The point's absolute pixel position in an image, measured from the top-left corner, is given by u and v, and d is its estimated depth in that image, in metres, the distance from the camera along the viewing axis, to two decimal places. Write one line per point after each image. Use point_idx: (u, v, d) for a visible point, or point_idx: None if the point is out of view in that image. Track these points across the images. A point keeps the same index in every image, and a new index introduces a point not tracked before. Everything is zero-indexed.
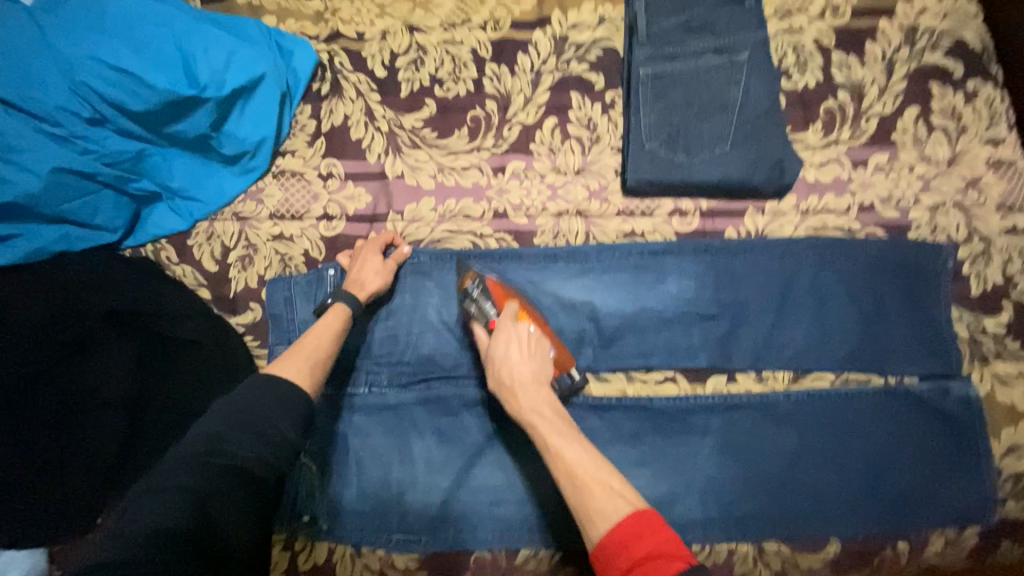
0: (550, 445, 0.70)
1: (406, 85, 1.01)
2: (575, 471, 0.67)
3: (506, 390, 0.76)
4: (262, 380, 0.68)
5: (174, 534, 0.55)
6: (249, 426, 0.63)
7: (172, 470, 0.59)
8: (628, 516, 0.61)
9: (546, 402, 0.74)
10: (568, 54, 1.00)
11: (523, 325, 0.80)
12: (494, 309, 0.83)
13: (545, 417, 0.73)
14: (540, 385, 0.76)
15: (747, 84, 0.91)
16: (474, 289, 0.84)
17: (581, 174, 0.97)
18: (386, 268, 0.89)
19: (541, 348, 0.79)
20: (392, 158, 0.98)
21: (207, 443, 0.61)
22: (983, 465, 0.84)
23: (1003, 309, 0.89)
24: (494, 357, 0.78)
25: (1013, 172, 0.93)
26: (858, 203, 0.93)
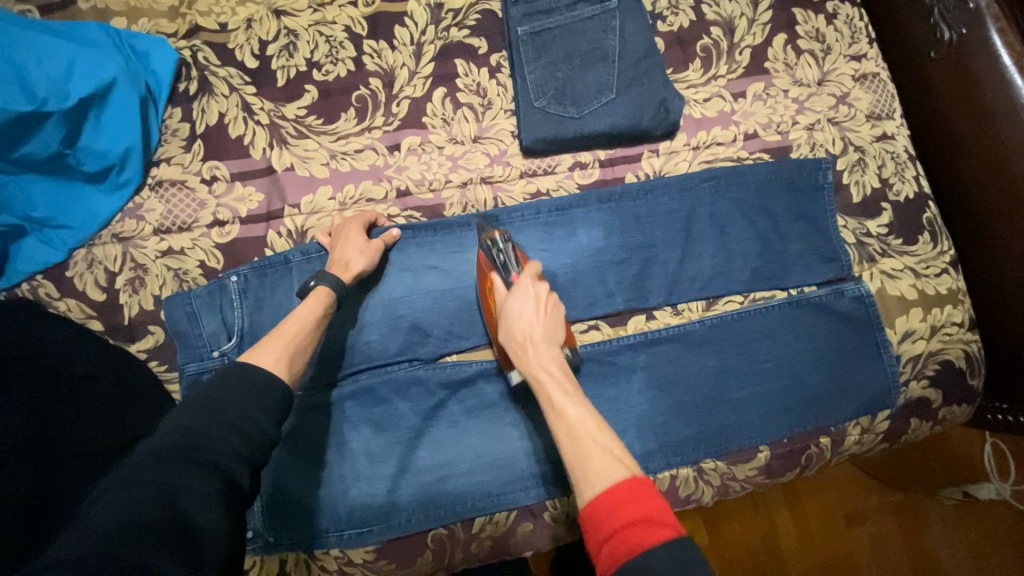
0: (554, 400, 0.67)
1: (282, 74, 0.96)
2: (576, 434, 0.63)
3: (514, 341, 0.72)
4: (235, 368, 0.66)
5: (147, 525, 0.49)
6: (223, 413, 0.60)
7: (141, 464, 0.55)
8: (624, 479, 0.58)
9: (554, 361, 0.71)
10: (446, 21, 0.97)
11: (543, 283, 0.76)
12: (516, 267, 0.80)
13: (551, 377, 0.69)
14: (549, 344, 0.72)
15: (621, 29, 0.92)
16: (501, 242, 0.81)
17: (479, 142, 0.96)
18: (370, 246, 0.85)
19: (555, 312, 0.75)
20: (279, 151, 0.93)
21: (179, 433, 0.58)
22: (886, 353, 0.91)
23: (883, 211, 0.95)
24: (507, 308, 0.74)
25: (877, 83, 1.00)
26: (742, 131, 0.97)
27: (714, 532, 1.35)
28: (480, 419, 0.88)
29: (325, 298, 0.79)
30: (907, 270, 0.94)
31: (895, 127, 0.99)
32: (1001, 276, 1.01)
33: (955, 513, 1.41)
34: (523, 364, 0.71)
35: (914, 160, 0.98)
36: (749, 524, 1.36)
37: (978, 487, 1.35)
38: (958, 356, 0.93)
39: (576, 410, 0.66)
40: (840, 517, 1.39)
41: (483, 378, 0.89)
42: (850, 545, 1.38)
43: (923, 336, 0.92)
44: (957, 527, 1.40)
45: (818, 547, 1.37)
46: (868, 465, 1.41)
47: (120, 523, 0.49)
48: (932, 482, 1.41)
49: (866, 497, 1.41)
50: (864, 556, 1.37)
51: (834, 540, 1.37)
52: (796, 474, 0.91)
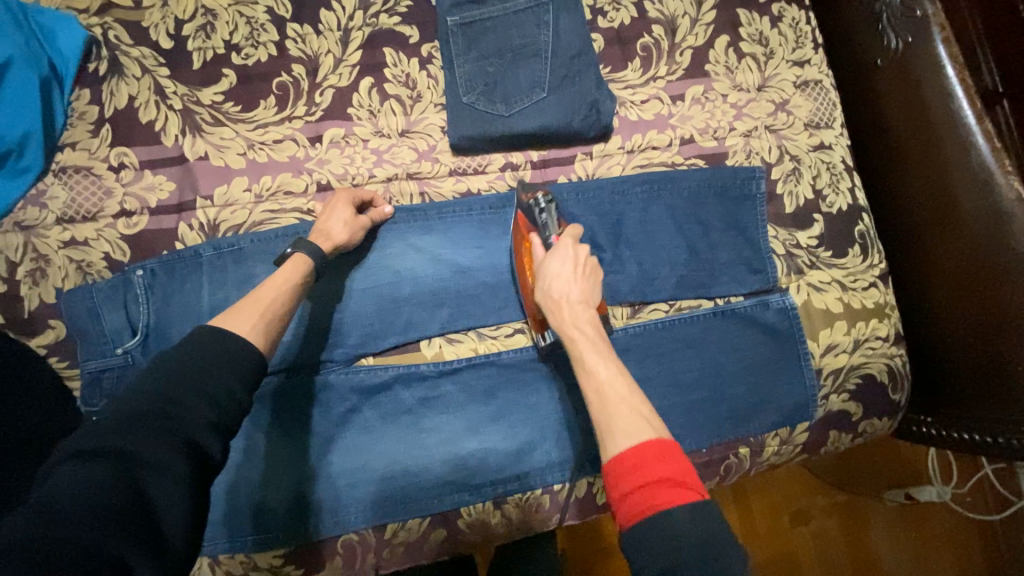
0: (585, 359, 0.67)
1: (198, 56, 0.90)
2: (605, 392, 0.63)
3: (550, 299, 0.73)
4: (209, 335, 0.60)
5: (110, 507, 0.46)
6: (194, 379, 0.56)
7: (110, 432, 0.51)
8: (648, 441, 0.58)
9: (589, 322, 0.71)
10: (375, 6, 0.92)
11: (584, 247, 0.76)
12: (556, 228, 0.82)
13: (583, 334, 0.69)
14: (586, 306, 0.72)
15: (555, 24, 0.88)
16: (543, 202, 0.83)
17: (406, 136, 0.91)
18: (357, 220, 0.82)
19: (591, 276, 0.75)
20: (192, 138, 0.88)
21: (149, 401, 0.54)
22: (807, 366, 0.90)
23: (816, 223, 0.94)
24: (544, 265, 0.75)
25: (819, 90, 0.98)
26: (679, 137, 0.94)
27: None
28: (396, 426, 0.85)
29: (304, 264, 0.74)
30: (834, 282, 0.93)
31: (834, 137, 0.97)
32: (939, 287, 1.00)
33: (897, 514, 1.44)
34: (558, 320, 0.72)
35: (850, 171, 0.96)
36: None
37: (920, 489, 1.38)
38: (880, 369, 0.94)
39: (603, 367, 0.66)
40: (786, 514, 1.41)
41: (402, 383, 0.86)
42: (794, 542, 1.40)
43: (845, 350, 0.92)
44: (898, 526, 1.44)
45: (763, 545, 1.39)
46: (820, 468, 1.43)
47: (87, 501, 0.46)
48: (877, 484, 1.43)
49: (813, 497, 1.43)
50: (808, 552, 1.40)
51: (779, 536, 1.40)
52: (715, 482, 0.92)
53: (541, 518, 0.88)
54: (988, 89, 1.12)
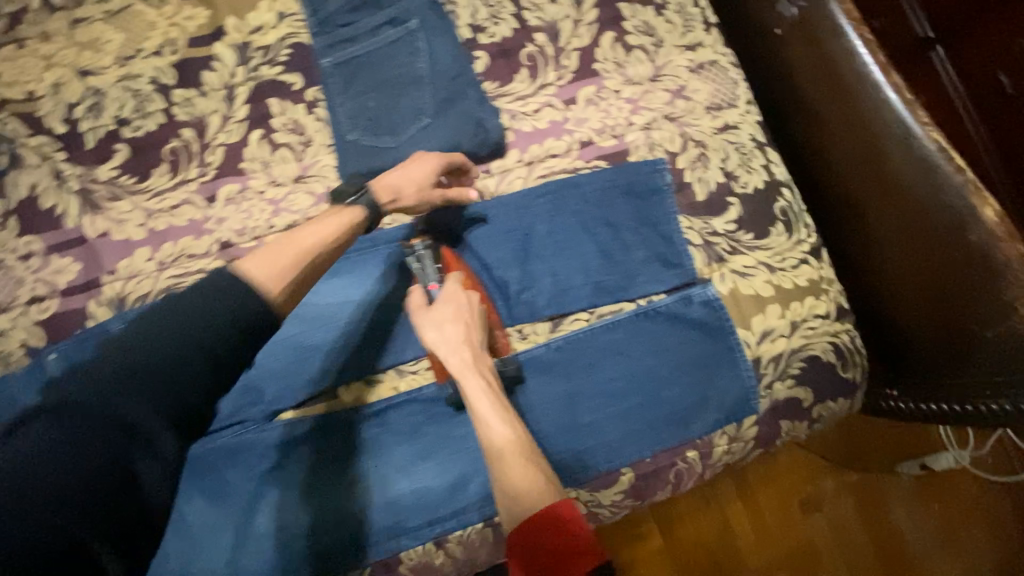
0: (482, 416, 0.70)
1: (92, 136, 0.92)
2: (501, 454, 0.66)
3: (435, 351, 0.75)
4: (171, 328, 0.60)
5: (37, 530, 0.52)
6: (116, 430, 0.56)
7: (31, 476, 0.52)
8: (540, 512, 0.59)
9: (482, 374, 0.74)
10: (256, 60, 0.93)
11: (471, 295, 0.80)
12: (434, 275, 0.84)
13: (479, 389, 0.72)
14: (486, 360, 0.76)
15: (429, 49, 0.88)
16: (418, 251, 0.85)
17: (301, 182, 0.91)
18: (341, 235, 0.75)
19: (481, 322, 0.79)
20: (92, 217, 0.89)
21: (92, 401, 0.56)
22: (741, 357, 0.86)
23: (731, 206, 0.91)
24: (423, 319, 0.77)
25: (716, 71, 0.96)
26: (577, 140, 0.92)
27: (668, 533, 1.28)
28: (321, 478, 0.82)
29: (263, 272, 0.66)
30: (760, 265, 0.89)
31: (739, 116, 0.94)
32: (883, 250, 0.94)
33: (912, 487, 1.35)
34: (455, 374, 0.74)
35: (761, 148, 0.93)
36: (703, 522, 1.29)
37: (935, 458, 1.28)
38: (824, 349, 0.88)
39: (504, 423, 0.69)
40: (795, 505, 1.32)
41: (322, 433, 0.83)
42: (807, 533, 1.31)
43: (783, 334, 0.87)
44: (916, 500, 1.34)
45: (776, 540, 1.30)
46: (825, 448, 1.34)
47: (22, 546, 0.51)
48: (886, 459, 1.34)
49: (821, 482, 1.33)
50: (824, 542, 1.31)
51: (790, 529, 1.31)
52: (667, 491, 0.87)
53: (486, 552, 0.84)
54: (920, 37, 1.17)
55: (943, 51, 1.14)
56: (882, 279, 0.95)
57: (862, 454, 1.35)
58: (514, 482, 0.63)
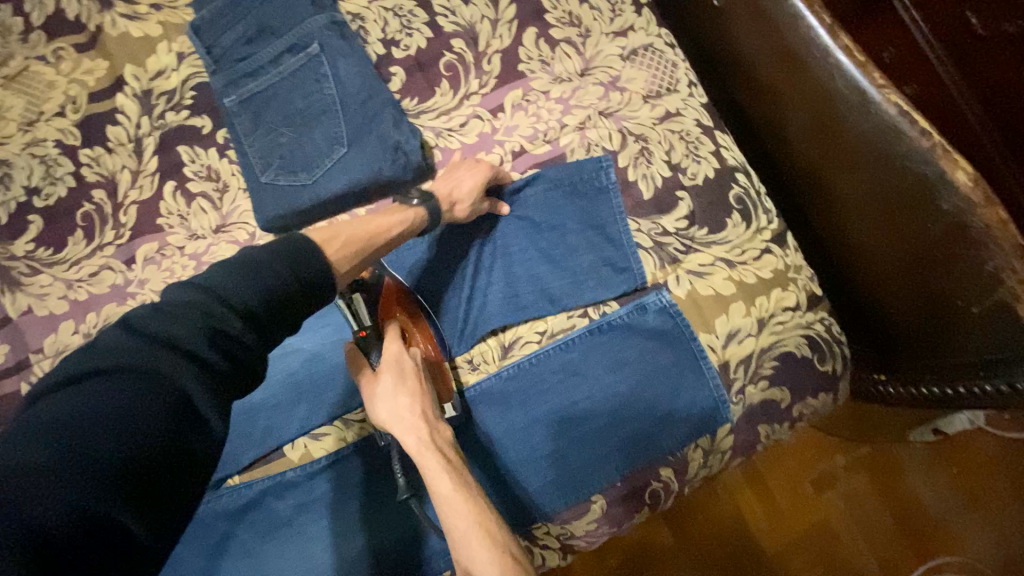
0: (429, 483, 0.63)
1: (2, 209, 0.87)
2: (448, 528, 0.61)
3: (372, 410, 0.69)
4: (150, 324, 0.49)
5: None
6: (144, 423, 0.44)
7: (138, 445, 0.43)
8: None
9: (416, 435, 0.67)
10: (160, 107, 0.87)
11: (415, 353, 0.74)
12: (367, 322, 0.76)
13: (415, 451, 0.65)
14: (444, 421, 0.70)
15: (335, 74, 0.82)
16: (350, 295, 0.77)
17: (223, 231, 0.86)
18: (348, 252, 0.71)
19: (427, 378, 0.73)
20: (12, 295, 0.85)
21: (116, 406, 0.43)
22: (706, 363, 0.80)
23: (681, 201, 0.84)
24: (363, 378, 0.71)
25: (652, 54, 0.88)
26: (508, 150, 0.86)
27: (678, 527, 1.22)
28: (277, 543, 0.78)
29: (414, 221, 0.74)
30: (718, 261, 0.83)
31: (681, 101, 0.87)
32: (854, 227, 0.85)
33: (929, 454, 1.26)
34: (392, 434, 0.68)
35: (708, 133, 0.86)
36: (714, 511, 1.23)
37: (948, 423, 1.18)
38: (798, 344, 0.82)
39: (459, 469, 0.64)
40: (807, 484, 1.26)
41: (273, 496, 0.80)
42: (823, 513, 1.24)
43: (750, 334, 0.81)
44: (936, 467, 1.25)
45: (791, 524, 1.24)
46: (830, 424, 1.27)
47: None
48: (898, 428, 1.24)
49: (832, 458, 1.27)
50: (842, 519, 1.24)
51: (805, 509, 1.24)
52: (644, 513, 0.82)
53: None
54: None
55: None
56: (861, 257, 0.86)
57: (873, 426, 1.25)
58: (456, 527, 0.60)
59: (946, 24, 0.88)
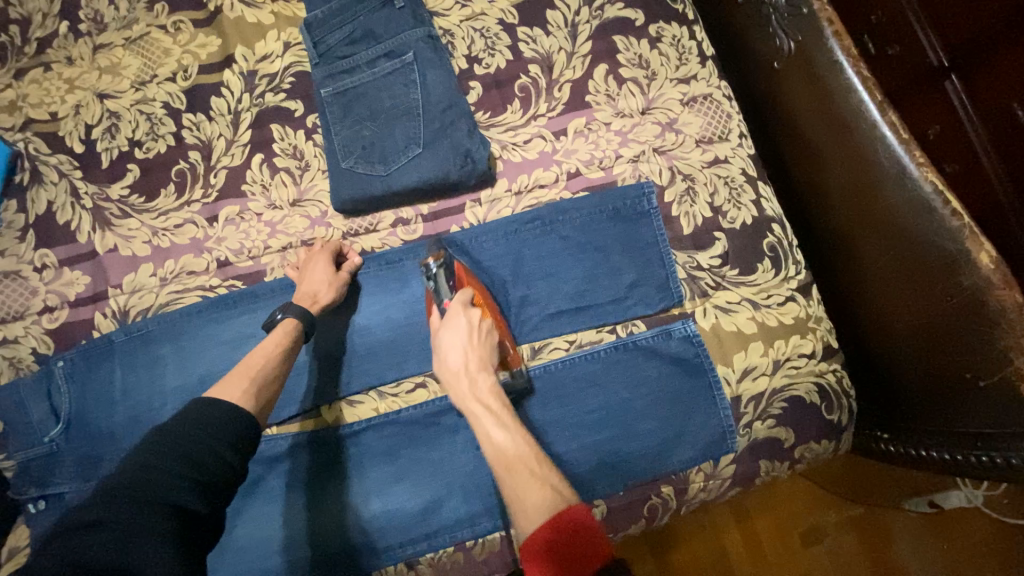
0: (488, 433, 0.67)
1: (106, 155, 0.97)
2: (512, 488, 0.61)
3: (448, 373, 0.73)
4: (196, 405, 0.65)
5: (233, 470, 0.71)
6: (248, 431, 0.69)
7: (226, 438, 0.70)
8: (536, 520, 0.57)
9: (489, 392, 0.71)
10: (261, 87, 0.97)
11: (474, 310, 0.77)
12: (448, 293, 0.82)
13: (487, 409, 0.69)
14: (483, 372, 0.73)
15: (423, 81, 0.91)
16: (434, 268, 0.83)
17: (297, 205, 0.94)
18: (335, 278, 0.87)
19: (486, 343, 0.76)
20: (102, 233, 0.95)
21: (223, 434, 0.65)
22: (718, 394, 0.86)
23: (718, 241, 0.91)
24: (439, 338, 0.75)
25: (709, 104, 0.95)
26: (565, 171, 0.94)
27: (661, 556, 1.25)
28: (300, 495, 0.85)
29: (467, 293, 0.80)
30: (744, 302, 0.89)
31: (731, 150, 0.94)
32: (876, 289, 0.90)
33: (919, 522, 1.25)
34: (457, 394, 0.71)
35: (752, 183, 0.92)
36: (699, 547, 1.26)
37: (945, 496, 1.21)
38: (808, 390, 0.87)
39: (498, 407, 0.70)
40: (796, 535, 1.27)
41: (303, 450, 0.87)
42: (808, 566, 1.25)
43: (765, 373, 0.87)
44: (927, 537, 1.24)
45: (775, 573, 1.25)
46: (822, 478, 1.28)
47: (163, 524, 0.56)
48: (891, 495, 1.26)
49: (824, 513, 1.27)
50: None
51: (790, 560, 1.26)
52: (642, 527, 0.86)
53: None
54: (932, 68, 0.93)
55: (958, 79, 0.90)
56: (878, 319, 0.92)
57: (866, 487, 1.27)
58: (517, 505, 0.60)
59: (993, 117, 0.87)
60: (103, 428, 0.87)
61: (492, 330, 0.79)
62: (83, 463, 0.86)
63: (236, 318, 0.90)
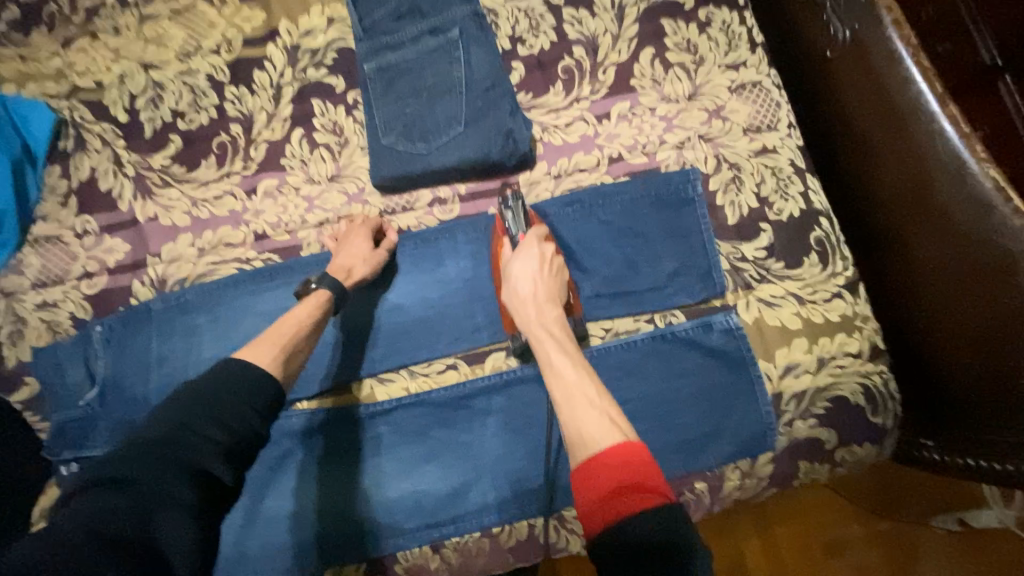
0: (553, 360, 0.68)
1: (149, 125, 0.98)
2: (572, 396, 0.62)
3: (516, 298, 0.76)
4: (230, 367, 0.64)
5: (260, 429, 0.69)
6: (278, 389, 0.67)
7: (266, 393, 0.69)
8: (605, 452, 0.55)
9: (556, 323, 0.73)
10: (303, 62, 0.97)
11: (548, 244, 0.81)
12: (523, 225, 0.84)
13: (550, 334, 0.71)
14: (551, 304, 0.75)
15: (467, 59, 0.89)
16: (511, 202, 0.85)
17: (335, 180, 0.94)
18: (374, 255, 0.86)
19: (556, 275, 0.79)
20: (143, 201, 0.95)
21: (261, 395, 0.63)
22: (759, 389, 0.83)
23: (763, 233, 0.88)
24: (511, 266, 0.78)
25: (758, 91, 0.92)
26: (606, 156, 0.92)
27: None
28: (328, 471, 0.85)
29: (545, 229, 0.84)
30: (789, 296, 0.86)
31: (779, 139, 0.91)
32: (928, 291, 0.86)
33: (948, 541, 1.15)
34: (523, 320, 0.74)
35: (801, 174, 0.89)
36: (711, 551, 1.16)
37: (977, 514, 1.11)
38: (853, 391, 0.83)
39: (571, 366, 0.67)
40: (816, 546, 1.17)
41: (333, 425, 0.86)
42: None
43: (808, 370, 0.84)
44: (958, 559, 1.14)
45: None
46: (844, 485, 1.19)
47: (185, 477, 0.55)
48: (920, 509, 1.16)
49: (847, 525, 1.17)
50: None
51: (809, 573, 1.15)
52: None
53: (481, 563, 0.83)
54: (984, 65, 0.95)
55: (1013, 80, 0.93)
56: (927, 322, 0.88)
57: (892, 499, 1.18)
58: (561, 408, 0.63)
59: None
60: (137, 394, 0.88)
61: (562, 267, 0.82)
62: (116, 427, 0.87)
63: (271, 291, 0.91)
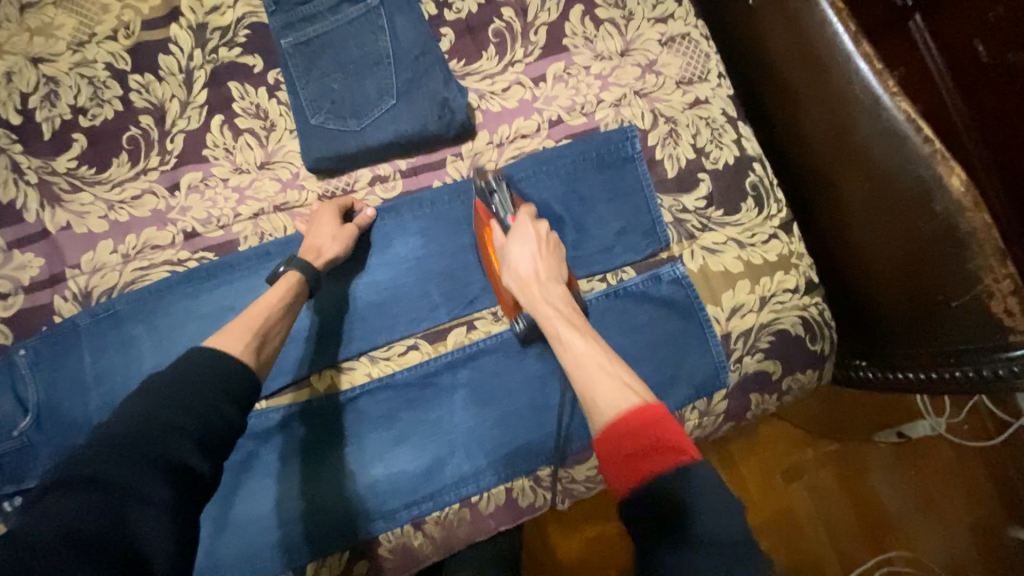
0: (561, 334, 0.72)
1: (47, 125, 0.88)
2: (581, 362, 0.67)
3: (519, 280, 0.77)
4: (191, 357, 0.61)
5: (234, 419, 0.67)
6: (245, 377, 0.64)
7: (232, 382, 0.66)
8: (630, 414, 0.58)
9: (560, 297, 0.76)
10: (213, 42, 0.90)
11: (542, 224, 0.81)
12: (511, 209, 0.84)
13: (557, 311, 0.74)
14: (554, 281, 0.78)
15: (391, 28, 0.86)
16: (496, 184, 0.85)
17: (267, 168, 0.89)
18: (344, 233, 0.83)
19: (553, 252, 0.80)
20: (52, 210, 0.87)
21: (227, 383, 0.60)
22: (710, 332, 0.87)
23: (702, 182, 0.91)
24: (509, 249, 0.78)
25: (687, 43, 0.93)
26: (546, 119, 0.91)
27: None
28: (297, 466, 0.83)
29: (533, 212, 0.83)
30: (731, 242, 0.90)
31: (711, 90, 0.93)
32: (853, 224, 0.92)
33: (890, 453, 1.27)
34: (529, 298, 0.76)
35: (733, 123, 0.92)
36: None
37: (913, 426, 1.23)
38: (794, 323, 0.89)
39: (582, 340, 0.70)
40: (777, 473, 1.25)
41: (296, 420, 0.84)
42: (789, 502, 1.24)
43: (753, 309, 0.88)
44: (898, 467, 1.26)
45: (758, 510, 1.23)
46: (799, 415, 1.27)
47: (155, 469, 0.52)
48: (865, 428, 1.27)
49: (802, 450, 1.27)
50: (807, 510, 1.24)
51: (772, 497, 1.24)
52: None
53: (465, 532, 0.84)
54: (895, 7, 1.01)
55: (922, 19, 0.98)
56: (853, 251, 0.94)
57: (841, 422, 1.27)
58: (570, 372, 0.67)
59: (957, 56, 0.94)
60: (77, 415, 0.83)
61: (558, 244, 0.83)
62: (61, 453, 0.82)
63: (212, 291, 0.86)
